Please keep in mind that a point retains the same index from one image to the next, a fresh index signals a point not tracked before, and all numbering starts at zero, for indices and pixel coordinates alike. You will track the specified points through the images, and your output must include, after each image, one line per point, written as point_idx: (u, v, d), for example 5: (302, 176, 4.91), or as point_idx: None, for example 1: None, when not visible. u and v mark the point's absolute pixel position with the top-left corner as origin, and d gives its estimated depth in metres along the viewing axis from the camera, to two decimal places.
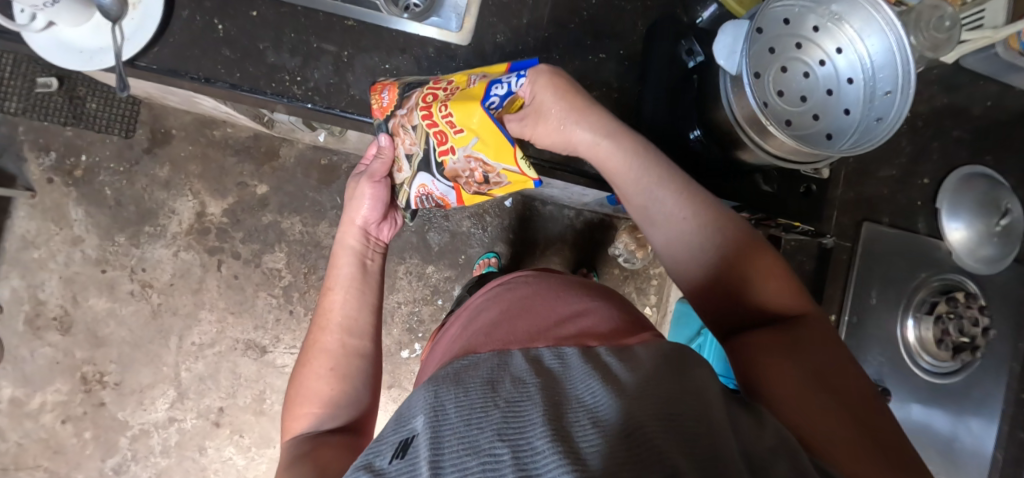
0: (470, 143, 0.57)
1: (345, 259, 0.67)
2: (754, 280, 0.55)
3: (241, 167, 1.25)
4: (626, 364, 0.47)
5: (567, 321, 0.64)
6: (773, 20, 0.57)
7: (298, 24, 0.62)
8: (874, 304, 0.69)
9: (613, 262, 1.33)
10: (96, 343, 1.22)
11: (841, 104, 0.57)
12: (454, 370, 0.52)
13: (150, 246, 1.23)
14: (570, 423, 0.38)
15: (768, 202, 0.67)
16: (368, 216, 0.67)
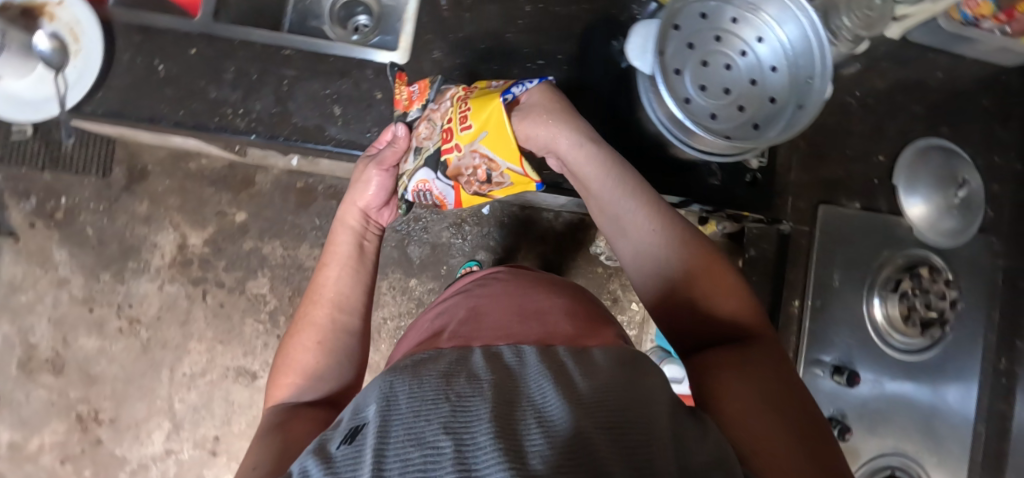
0: (478, 137, 0.58)
1: (344, 235, 0.65)
2: (716, 297, 0.56)
3: (219, 197, 1.26)
4: (580, 363, 0.47)
5: (535, 313, 0.64)
6: (689, 18, 0.59)
7: (236, 58, 0.64)
8: (837, 287, 0.72)
9: (596, 261, 1.32)
10: (89, 381, 1.23)
11: (765, 93, 0.59)
12: (414, 362, 0.49)
13: (135, 282, 1.24)
14: (517, 421, 0.37)
15: (717, 195, 0.67)
16: (370, 199, 0.65)
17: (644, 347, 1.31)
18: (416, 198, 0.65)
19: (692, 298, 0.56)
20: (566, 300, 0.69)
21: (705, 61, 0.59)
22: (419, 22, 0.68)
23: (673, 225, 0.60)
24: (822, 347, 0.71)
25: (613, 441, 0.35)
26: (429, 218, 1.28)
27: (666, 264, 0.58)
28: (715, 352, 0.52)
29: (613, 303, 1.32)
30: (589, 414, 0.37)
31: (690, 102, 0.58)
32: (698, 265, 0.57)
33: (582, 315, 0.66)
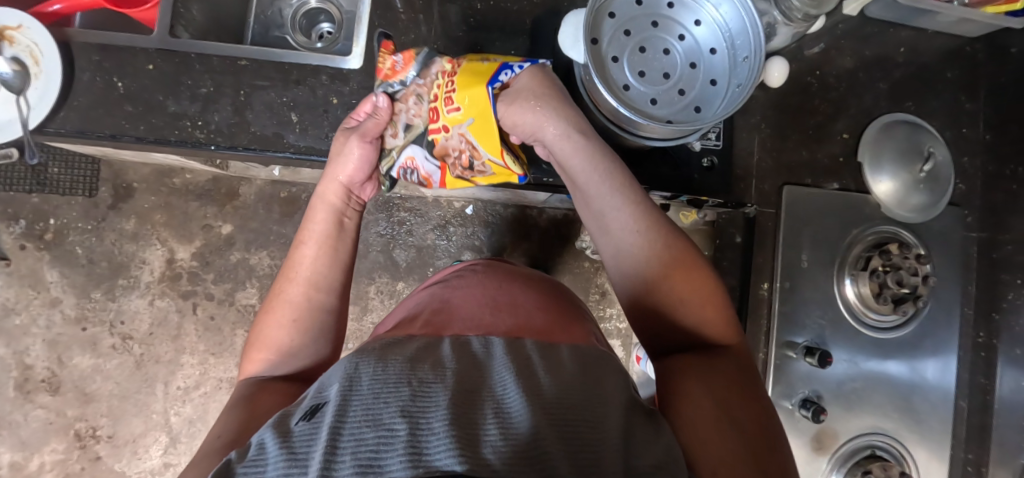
0: (464, 124, 0.62)
1: (325, 213, 0.63)
2: (692, 304, 0.54)
3: (204, 210, 1.27)
4: (544, 352, 0.44)
5: (509, 304, 0.57)
6: (624, 6, 0.59)
7: (192, 71, 0.66)
8: (806, 267, 0.73)
9: (583, 255, 1.32)
10: (86, 399, 1.25)
11: (704, 76, 0.59)
12: (385, 344, 0.44)
13: (125, 298, 1.26)
14: (475, 409, 0.34)
15: (671, 181, 0.67)
16: (348, 174, 0.64)
17: (634, 339, 1.31)
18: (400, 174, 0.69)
19: (669, 300, 0.55)
20: (546, 295, 0.62)
21: (642, 47, 0.59)
22: (372, 25, 0.69)
23: (658, 224, 0.57)
24: (793, 328, 0.71)
25: (559, 439, 0.32)
26: (413, 221, 1.29)
27: (647, 262, 0.56)
28: (683, 357, 0.52)
29: (601, 297, 1.32)
30: (544, 410, 0.34)
31: (630, 89, 0.58)
32: (679, 269, 0.55)
33: (559, 309, 0.59)
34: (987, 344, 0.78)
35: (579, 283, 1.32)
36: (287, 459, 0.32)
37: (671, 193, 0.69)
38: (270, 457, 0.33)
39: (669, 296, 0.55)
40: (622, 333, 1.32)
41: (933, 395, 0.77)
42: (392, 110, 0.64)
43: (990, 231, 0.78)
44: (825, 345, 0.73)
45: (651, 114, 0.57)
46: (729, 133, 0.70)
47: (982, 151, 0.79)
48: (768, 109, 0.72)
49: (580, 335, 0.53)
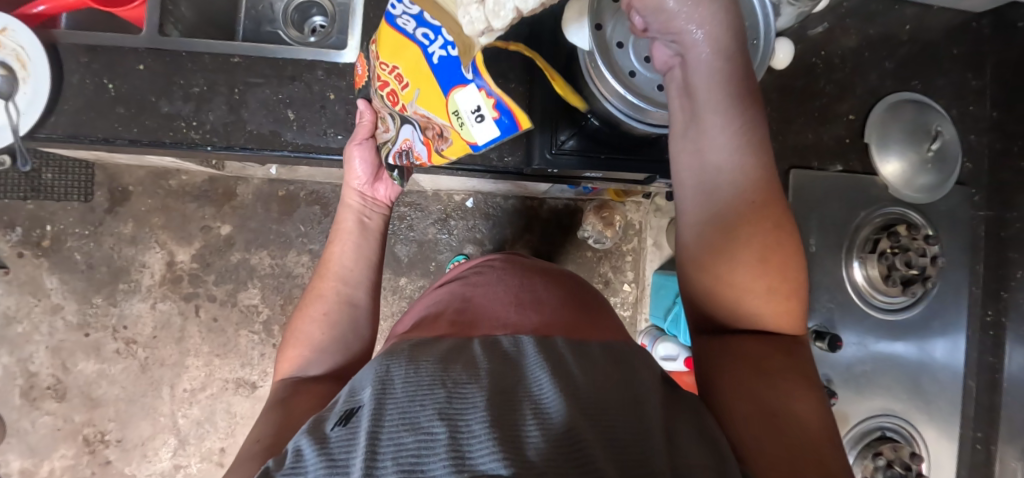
0: (413, 97, 0.52)
1: (348, 213, 0.66)
2: (765, 286, 0.45)
3: (202, 212, 1.26)
4: (575, 347, 0.43)
5: (531, 300, 0.56)
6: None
7: (184, 70, 0.64)
8: (814, 252, 0.72)
9: (585, 245, 1.31)
10: (92, 404, 1.24)
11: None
12: (410, 346, 0.43)
13: (127, 303, 1.25)
14: (514, 408, 0.32)
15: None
16: (358, 177, 0.65)
17: (640, 327, 1.31)
18: (399, 159, 0.62)
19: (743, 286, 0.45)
20: (567, 291, 0.61)
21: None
22: (367, 17, 0.67)
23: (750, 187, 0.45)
24: None
25: (601, 438, 0.31)
26: (414, 216, 1.28)
27: (738, 236, 0.45)
28: (746, 345, 0.45)
29: (605, 286, 1.31)
30: (585, 411, 0.32)
31: (636, 75, 0.51)
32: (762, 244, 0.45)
33: (581, 305, 0.58)
34: (995, 322, 0.78)
35: (582, 273, 1.31)
36: (326, 465, 0.30)
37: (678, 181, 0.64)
38: (308, 463, 0.31)
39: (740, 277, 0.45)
40: (627, 321, 1.32)
41: (941, 375, 0.77)
42: (376, 112, 0.62)
43: (998, 209, 0.77)
44: (833, 329, 0.73)
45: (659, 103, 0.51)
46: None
47: (988, 128, 0.78)
48: (772, 91, 0.71)
49: (609, 331, 0.52)
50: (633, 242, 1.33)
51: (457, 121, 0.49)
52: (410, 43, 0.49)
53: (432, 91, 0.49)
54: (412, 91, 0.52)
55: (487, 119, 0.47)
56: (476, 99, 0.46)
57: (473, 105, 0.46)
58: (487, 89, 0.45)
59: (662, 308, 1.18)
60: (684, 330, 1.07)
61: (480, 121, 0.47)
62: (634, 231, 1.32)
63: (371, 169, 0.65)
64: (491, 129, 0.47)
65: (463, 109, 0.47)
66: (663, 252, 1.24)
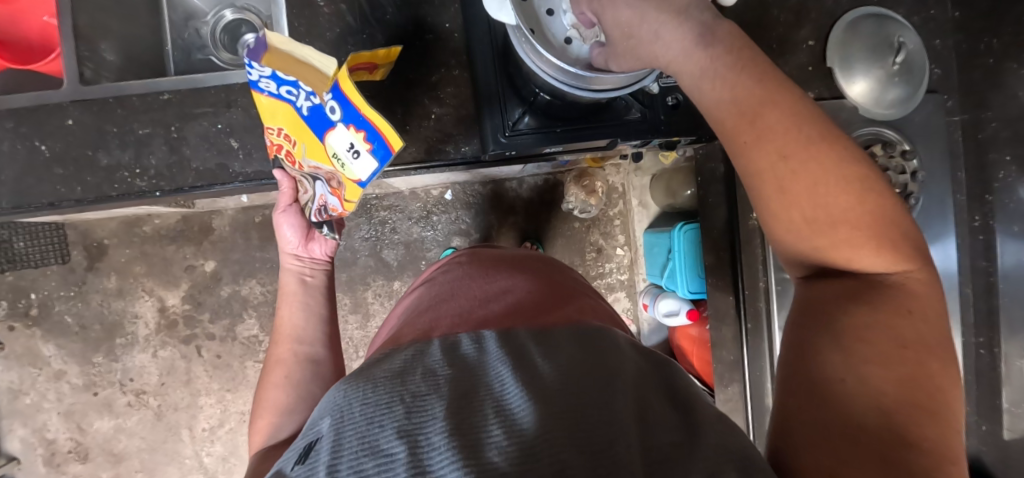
0: (302, 152, 0.52)
1: (287, 276, 0.65)
2: (826, 232, 0.38)
3: (182, 252, 1.24)
4: (537, 338, 0.42)
5: (495, 293, 0.55)
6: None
7: (115, 117, 0.62)
8: None
9: (571, 217, 1.30)
10: (117, 459, 1.25)
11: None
12: (366, 365, 0.42)
13: (128, 356, 1.24)
14: (475, 410, 0.32)
15: (640, 128, 0.60)
16: (289, 242, 0.65)
17: (639, 288, 1.30)
18: (321, 215, 0.60)
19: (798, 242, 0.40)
20: (530, 276, 0.60)
21: None
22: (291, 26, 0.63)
23: (775, 127, 0.38)
24: None
25: (564, 426, 0.30)
26: (395, 219, 1.26)
27: (793, 166, 0.38)
28: (824, 292, 0.40)
29: (598, 254, 1.30)
30: (547, 400, 0.32)
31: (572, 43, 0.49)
32: (811, 190, 0.38)
33: (547, 288, 0.57)
34: (984, 227, 0.69)
35: (573, 244, 1.30)
36: None
37: (640, 141, 0.62)
38: None
39: (786, 231, 0.40)
40: (626, 284, 1.31)
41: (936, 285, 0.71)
42: (293, 176, 0.61)
43: (972, 112, 0.70)
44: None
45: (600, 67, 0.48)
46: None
47: None
48: None
49: (570, 310, 0.51)
50: (619, 204, 1.31)
51: (340, 163, 0.48)
52: (281, 101, 0.48)
53: (313, 142, 0.49)
54: (303, 143, 0.51)
55: (362, 153, 0.45)
56: (348, 138, 0.45)
57: (347, 142, 0.45)
58: (355, 124, 0.44)
59: (658, 264, 1.17)
60: (681, 285, 1.06)
61: (357, 157, 0.45)
62: (618, 193, 1.29)
63: (299, 231, 0.65)
64: (370, 163, 0.45)
65: (340, 150, 0.46)
66: (649, 210, 1.26)
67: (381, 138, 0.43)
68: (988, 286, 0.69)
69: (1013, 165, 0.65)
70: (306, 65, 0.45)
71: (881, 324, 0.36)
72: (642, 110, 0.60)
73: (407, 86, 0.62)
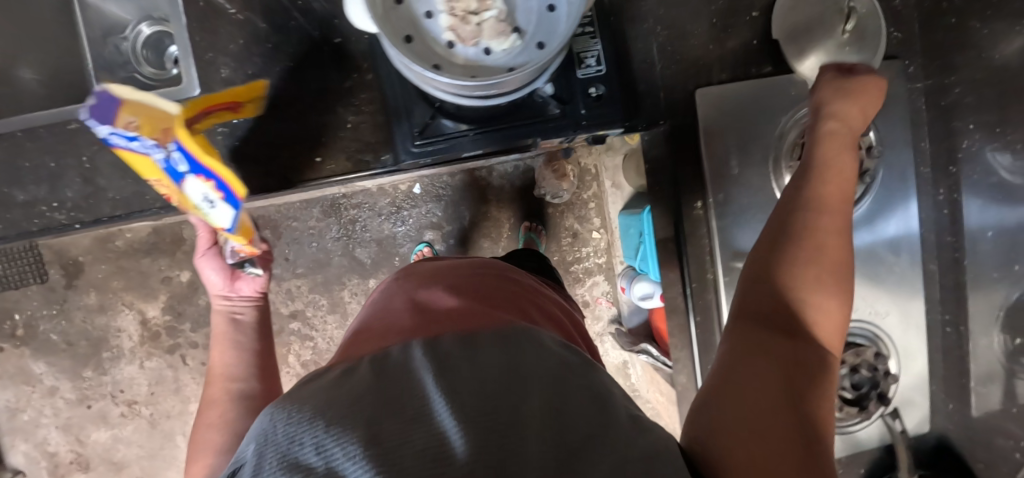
0: (166, 191, 0.56)
1: (217, 317, 0.72)
2: (809, 279, 0.42)
3: (158, 264, 1.24)
4: (463, 345, 0.41)
5: (427, 306, 0.54)
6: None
7: (26, 151, 0.60)
8: (737, 172, 0.61)
9: (544, 203, 1.27)
10: (118, 467, 1.29)
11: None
12: (297, 387, 0.39)
13: (116, 369, 1.26)
14: (393, 418, 0.30)
15: (561, 125, 0.57)
16: (215, 282, 0.74)
17: (617, 271, 1.28)
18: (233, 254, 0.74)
19: (786, 279, 0.42)
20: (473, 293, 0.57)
21: None
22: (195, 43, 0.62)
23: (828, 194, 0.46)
24: None
25: (489, 435, 0.29)
26: (364, 217, 1.24)
27: (817, 226, 0.44)
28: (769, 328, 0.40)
29: (574, 239, 1.28)
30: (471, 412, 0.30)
31: (456, 47, 0.48)
32: (836, 259, 0.43)
33: (483, 299, 0.56)
34: (949, 201, 0.65)
35: (547, 230, 1.27)
36: None
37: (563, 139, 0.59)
38: None
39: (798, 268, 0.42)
40: (604, 268, 1.28)
41: (898, 264, 0.67)
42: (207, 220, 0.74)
43: (936, 77, 0.65)
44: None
45: (486, 68, 0.48)
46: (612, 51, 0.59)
47: None
48: None
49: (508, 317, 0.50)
50: (594, 187, 1.27)
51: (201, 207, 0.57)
52: (138, 153, 0.49)
53: (170, 184, 0.54)
54: (155, 179, 0.54)
55: (218, 201, 0.56)
56: (203, 189, 0.54)
57: (203, 193, 0.55)
58: (204, 174, 0.53)
59: (632, 247, 1.14)
60: (652, 269, 1.04)
61: (214, 204, 0.56)
62: (591, 175, 1.27)
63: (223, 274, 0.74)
64: (225, 208, 0.57)
65: (195, 196, 0.55)
66: (625, 190, 1.22)
67: (231, 189, 0.54)
68: (955, 262, 0.65)
69: (977, 133, 0.60)
70: (161, 114, 0.48)
71: (819, 386, 0.36)
72: (562, 104, 0.57)
73: (322, 91, 0.60)
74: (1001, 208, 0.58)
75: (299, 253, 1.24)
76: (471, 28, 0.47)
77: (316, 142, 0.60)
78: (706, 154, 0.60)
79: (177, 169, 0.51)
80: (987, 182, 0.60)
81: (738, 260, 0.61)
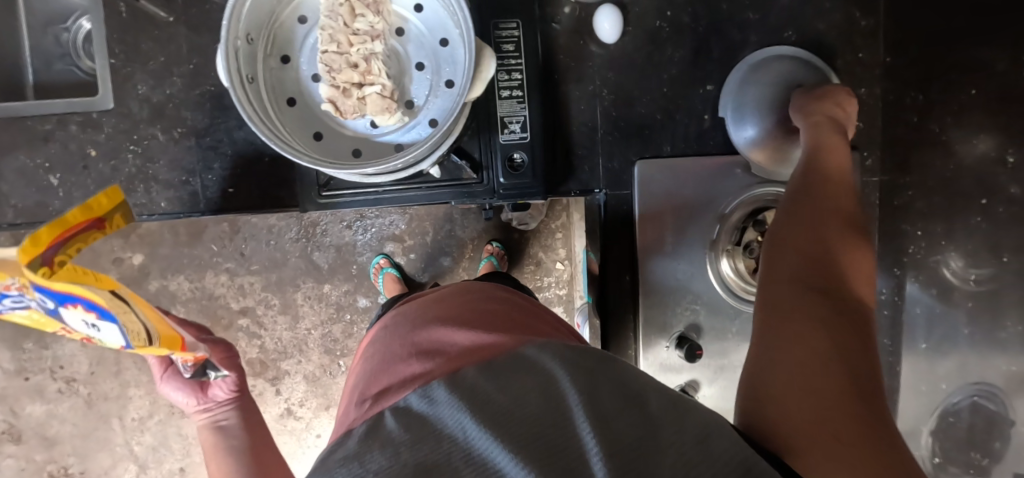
0: (80, 335, 0.49)
1: (204, 431, 0.69)
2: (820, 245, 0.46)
3: (110, 244, 1.21)
4: (480, 369, 0.41)
5: (434, 343, 0.50)
6: (306, 55, 0.56)
7: None
8: (671, 249, 0.67)
9: (510, 228, 1.24)
10: (50, 443, 1.27)
11: (435, 78, 0.57)
12: (320, 459, 0.38)
13: (58, 344, 1.24)
14: (438, 463, 0.32)
15: (476, 190, 0.64)
16: (184, 402, 0.70)
17: (576, 304, 1.26)
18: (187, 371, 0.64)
19: (802, 248, 0.46)
20: (484, 314, 0.55)
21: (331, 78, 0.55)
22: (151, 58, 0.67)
23: (834, 182, 0.52)
24: (665, 318, 0.68)
25: (540, 456, 0.31)
26: (326, 221, 1.22)
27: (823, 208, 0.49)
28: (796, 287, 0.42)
29: (536, 268, 1.26)
30: (514, 431, 0.33)
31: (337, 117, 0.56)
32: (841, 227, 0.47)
33: (494, 323, 0.53)
34: (892, 302, 0.65)
35: (510, 256, 1.25)
36: None
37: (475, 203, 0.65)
38: None
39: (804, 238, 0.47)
40: (564, 299, 1.27)
41: None
42: None
43: (893, 174, 0.65)
44: (703, 328, 0.69)
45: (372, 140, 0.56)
46: (537, 120, 0.64)
47: (881, 77, 0.68)
48: (609, 70, 0.67)
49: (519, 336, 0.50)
50: (561, 217, 1.24)
51: (94, 333, 0.48)
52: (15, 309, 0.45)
53: (53, 322, 0.47)
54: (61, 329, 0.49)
55: (99, 323, 0.46)
56: (81, 314, 0.46)
57: (82, 320, 0.46)
58: (76, 304, 0.44)
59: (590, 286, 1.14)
60: None
61: (98, 328, 0.47)
62: (561, 207, 1.24)
63: (192, 390, 0.69)
64: (110, 328, 0.46)
65: (80, 325, 0.47)
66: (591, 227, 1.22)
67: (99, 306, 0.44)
68: (889, 365, 0.66)
69: (923, 240, 0.60)
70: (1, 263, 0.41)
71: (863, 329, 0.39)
72: (478, 172, 0.63)
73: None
74: (936, 320, 0.59)
75: (255, 250, 1.22)
76: (353, 103, 0.53)
77: (256, 174, 0.69)
78: (639, 234, 0.67)
79: (47, 307, 0.44)
80: (928, 292, 0.59)
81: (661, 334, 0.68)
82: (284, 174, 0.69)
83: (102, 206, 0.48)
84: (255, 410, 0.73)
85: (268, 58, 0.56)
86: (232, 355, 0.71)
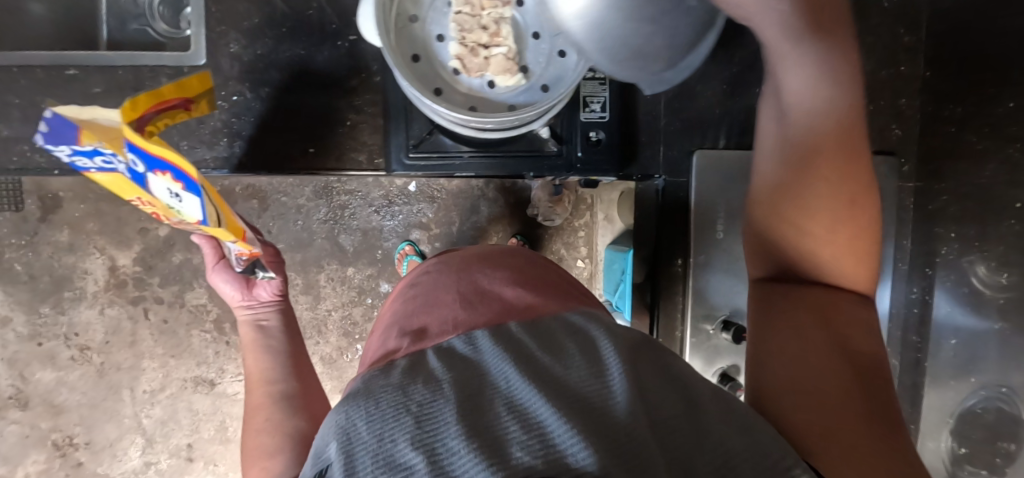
0: (163, 210, 0.55)
1: (245, 324, 0.77)
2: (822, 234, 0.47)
3: (138, 214, 1.23)
4: (526, 330, 0.44)
5: (476, 295, 0.52)
6: (436, 18, 0.66)
7: None
8: (722, 239, 0.71)
9: (535, 223, 1.27)
10: (56, 411, 1.26)
11: (549, 47, 0.66)
12: (366, 379, 0.41)
13: (75, 311, 1.24)
14: (484, 411, 0.33)
15: (555, 163, 0.70)
16: (232, 294, 0.79)
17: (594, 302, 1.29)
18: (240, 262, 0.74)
19: (802, 243, 0.48)
20: (516, 275, 0.57)
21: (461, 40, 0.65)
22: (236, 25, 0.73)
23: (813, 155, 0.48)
24: (711, 304, 0.72)
25: (578, 412, 0.32)
26: (355, 205, 1.24)
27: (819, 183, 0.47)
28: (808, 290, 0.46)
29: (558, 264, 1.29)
30: (560, 393, 0.34)
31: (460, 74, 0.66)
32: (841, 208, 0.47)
33: (530, 284, 0.56)
34: (921, 300, 0.70)
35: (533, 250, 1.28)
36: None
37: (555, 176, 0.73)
38: None
39: (813, 229, 0.47)
40: None
41: None
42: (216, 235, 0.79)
43: (928, 180, 0.70)
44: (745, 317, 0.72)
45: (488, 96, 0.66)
46: (616, 104, 0.71)
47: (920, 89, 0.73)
48: None
49: (559, 302, 0.53)
50: (585, 215, 1.28)
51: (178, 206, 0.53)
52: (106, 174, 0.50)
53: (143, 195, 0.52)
54: (139, 196, 0.53)
55: (181, 193, 0.51)
56: (168, 183, 0.50)
57: (168, 188, 0.51)
58: (163, 168, 0.49)
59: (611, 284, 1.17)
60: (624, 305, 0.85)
61: (181, 199, 0.51)
62: (585, 205, 1.27)
63: (240, 284, 0.79)
64: (192, 198, 0.50)
65: (164, 195, 0.52)
66: (615, 225, 1.26)
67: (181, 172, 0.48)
68: (915, 360, 0.70)
69: (955, 242, 0.65)
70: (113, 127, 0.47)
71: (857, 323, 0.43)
72: (559, 145, 0.70)
73: (351, 92, 0.76)
74: (967, 317, 0.63)
75: (282, 228, 1.22)
76: (478, 61, 0.65)
77: (335, 135, 0.75)
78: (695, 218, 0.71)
79: (136, 171, 0.48)
80: (959, 289, 0.64)
81: (706, 320, 0.72)
82: (362, 138, 0.76)
83: (195, 87, 0.60)
84: (293, 319, 0.80)
85: (402, 16, 0.65)
86: (280, 260, 0.80)
